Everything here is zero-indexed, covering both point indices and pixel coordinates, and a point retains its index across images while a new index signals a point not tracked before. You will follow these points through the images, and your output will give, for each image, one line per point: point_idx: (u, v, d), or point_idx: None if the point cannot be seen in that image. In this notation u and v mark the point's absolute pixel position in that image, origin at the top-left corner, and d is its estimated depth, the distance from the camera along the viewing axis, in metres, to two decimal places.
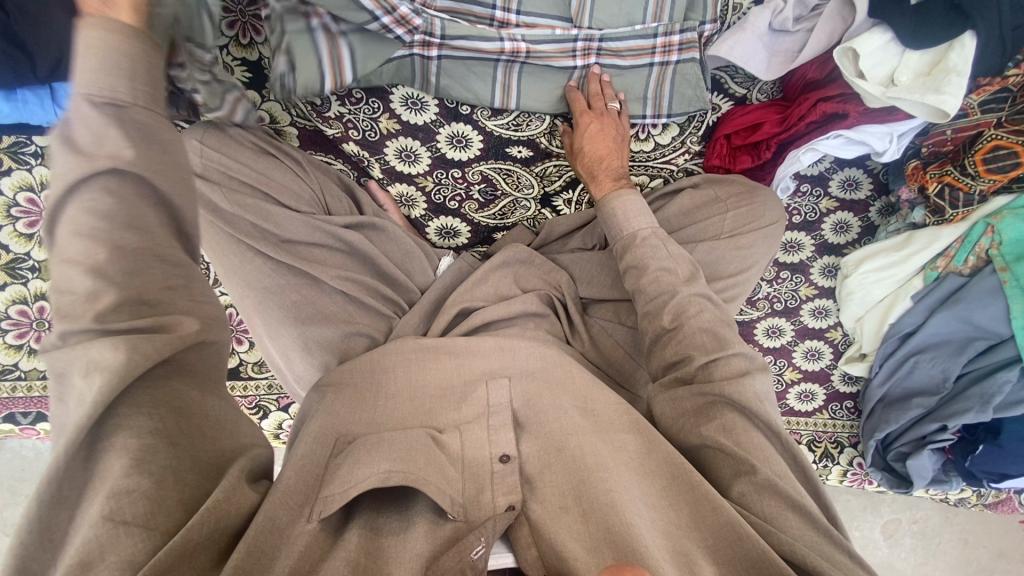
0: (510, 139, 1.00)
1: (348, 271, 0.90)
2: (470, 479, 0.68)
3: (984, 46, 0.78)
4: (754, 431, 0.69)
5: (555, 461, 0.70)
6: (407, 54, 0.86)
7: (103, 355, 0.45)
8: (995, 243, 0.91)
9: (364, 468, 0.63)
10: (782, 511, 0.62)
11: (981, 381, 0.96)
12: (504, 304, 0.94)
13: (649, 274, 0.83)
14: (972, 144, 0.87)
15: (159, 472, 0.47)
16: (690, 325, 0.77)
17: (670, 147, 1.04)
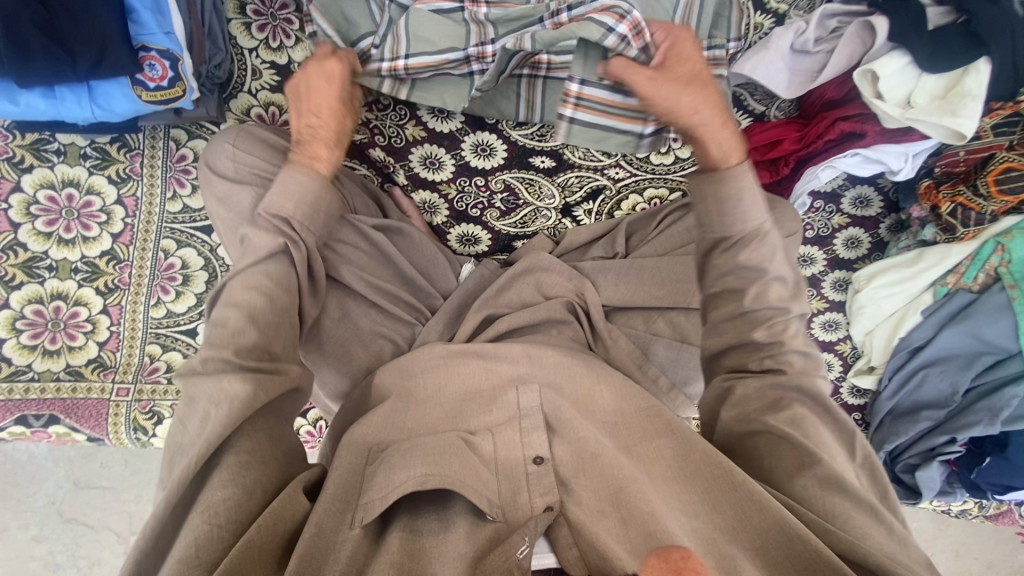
0: (533, 149, 1.02)
1: (375, 274, 0.94)
2: (505, 481, 0.71)
3: (997, 71, 0.83)
4: (820, 425, 0.67)
5: (590, 466, 0.72)
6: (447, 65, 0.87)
7: (235, 386, 0.63)
8: (1005, 261, 0.95)
9: (402, 473, 0.66)
10: (849, 511, 0.59)
11: (990, 394, 0.98)
12: (528, 310, 0.96)
13: (763, 281, 0.71)
14: (985, 165, 0.91)
15: (250, 484, 0.61)
16: (788, 345, 0.70)
17: (689, 161, 1.05)
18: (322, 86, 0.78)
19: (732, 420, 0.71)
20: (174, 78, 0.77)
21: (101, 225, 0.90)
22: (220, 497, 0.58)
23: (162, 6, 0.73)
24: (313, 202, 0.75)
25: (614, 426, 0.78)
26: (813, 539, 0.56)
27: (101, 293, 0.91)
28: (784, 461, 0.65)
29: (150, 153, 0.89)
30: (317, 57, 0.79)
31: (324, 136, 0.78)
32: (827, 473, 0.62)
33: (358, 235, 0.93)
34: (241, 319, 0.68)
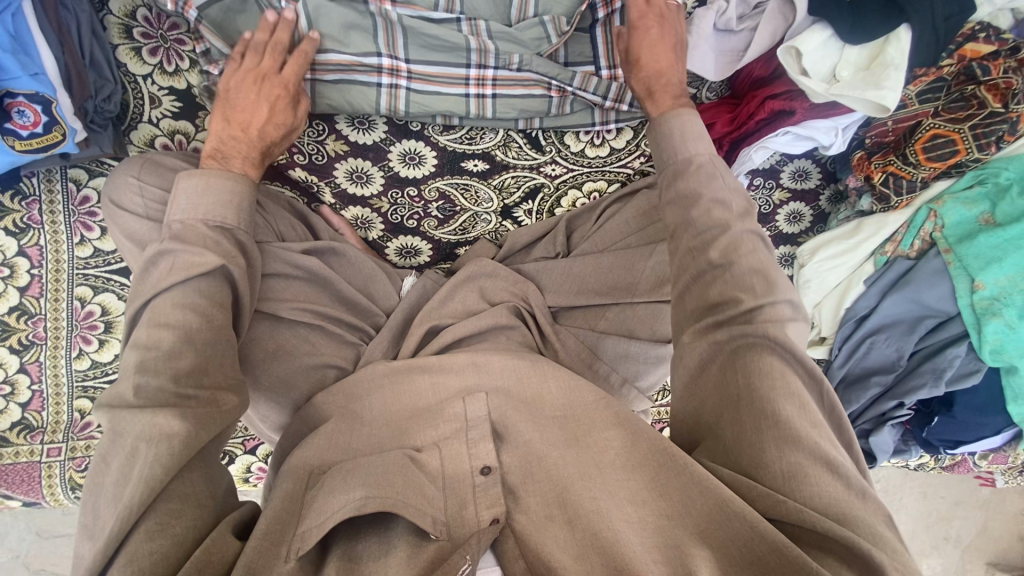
0: (464, 153, 0.98)
1: (309, 302, 0.90)
2: (452, 496, 0.69)
3: (919, 38, 0.83)
4: (791, 375, 0.62)
5: (536, 469, 0.71)
6: (373, 83, 0.87)
7: (168, 423, 0.60)
8: (938, 227, 0.96)
9: (340, 497, 0.64)
10: (821, 474, 0.55)
11: (933, 356, 1.00)
12: (473, 319, 0.94)
13: (701, 204, 0.73)
14: (913, 134, 0.91)
15: (180, 535, 0.57)
16: (741, 264, 0.69)
17: (624, 151, 1.03)
18: (260, 111, 0.78)
19: (700, 377, 0.67)
20: (50, 123, 0.72)
21: (5, 280, 0.84)
22: (144, 551, 0.54)
23: (25, 46, 0.68)
24: (230, 200, 0.74)
25: (562, 424, 0.76)
26: (750, 516, 0.54)
27: (15, 352, 0.85)
28: (740, 423, 0.61)
29: (48, 198, 0.82)
30: (261, 64, 0.78)
31: (248, 150, 0.78)
32: (784, 431, 0.58)
33: (288, 263, 0.88)
34: (177, 340, 0.65)
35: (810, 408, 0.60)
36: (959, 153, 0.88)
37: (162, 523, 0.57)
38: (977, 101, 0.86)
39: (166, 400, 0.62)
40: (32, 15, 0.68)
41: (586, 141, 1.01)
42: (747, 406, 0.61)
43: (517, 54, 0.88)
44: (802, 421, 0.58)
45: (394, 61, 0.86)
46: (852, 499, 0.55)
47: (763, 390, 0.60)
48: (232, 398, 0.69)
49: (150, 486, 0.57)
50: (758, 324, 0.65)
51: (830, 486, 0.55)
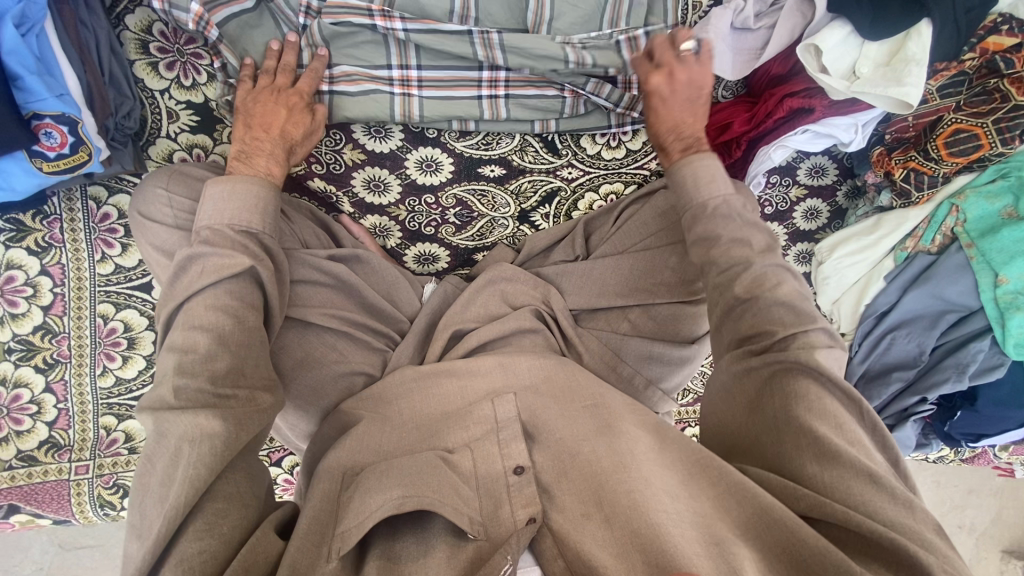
0: (481, 159, 0.98)
1: (338, 308, 0.91)
2: (485, 495, 0.69)
3: (941, 30, 0.82)
4: (828, 397, 0.64)
5: (570, 467, 0.71)
6: (386, 93, 0.87)
7: (209, 422, 0.60)
8: (960, 222, 0.95)
9: (376, 497, 0.64)
10: (861, 485, 0.57)
11: (956, 350, 1.00)
12: (496, 323, 0.94)
13: (720, 246, 0.75)
14: (933, 129, 0.90)
15: (227, 533, 0.58)
16: (767, 298, 0.70)
17: (642, 152, 1.02)
18: (282, 115, 0.78)
19: (742, 404, 0.69)
20: (76, 144, 0.71)
21: (28, 300, 0.83)
22: (195, 550, 0.55)
23: (49, 67, 0.67)
24: (255, 204, 0.73)
25: (592, 415, 0.76)
26: (791, 521, 0.55)
27: (40, 371, 0.85)
28: (780, 439, 0.63)
29: (68, 216, 0.82)
30: (271, 76, 0.79)
31: (270, 149, 0.78)
32: (826, 445, 0.59)
33: (315, 269, 0.89)
34: (213, 343, 0.65)
35: (846, 428, 0.62)
36: (983, 148, 0.88)
37: (208, 524, 0.57)
38: (1000, 94, 0.85)
39: (205, 401, 0.62)
40: (55, 35, 0.68)
41: (603, 143, 1.00)
42: (787, 428, 0.63)
43: (528, 67, 0.88)
44: (841, 438, 0.60)
45: (405, 72, 0.86)
46: (897, 510, 0.56)
47: (804, 407, 0.63)
48: (268, 396, 0.69)
49: (193, 487, 0.57)
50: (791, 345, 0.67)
51: (875, 499, 0.56)
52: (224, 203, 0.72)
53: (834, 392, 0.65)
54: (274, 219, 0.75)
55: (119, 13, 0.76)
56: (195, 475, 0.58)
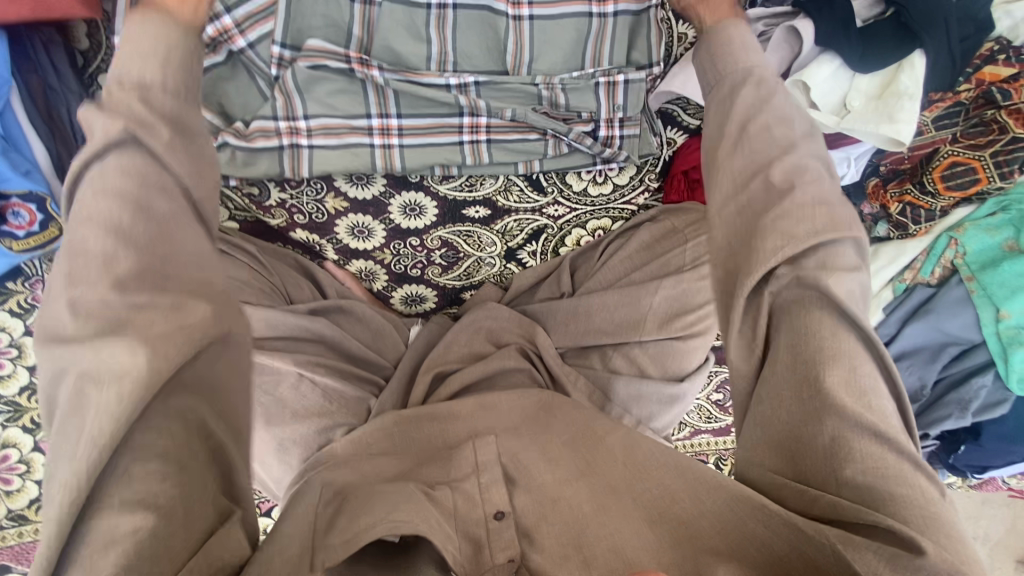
0: (465, 201, 0.97)
1: (319, 356, 0.90)
2: (465, 539, 0.64)
3: (935, 63, 0.80)
4: (844, 336, 0.54)
5: (551, 512, 0.66)
6: (366, 142, 0.85)
7: (118, 349, 0.44)
8: (959, 254, 0.92)
9: (369, 516, 0.57)
10: (865, 447, 0.50)
11: (958, 386, 0.97)
12: (481, 363, 0.93)
13: (759, 120, 0.61)
14: (929, 161, 0.87)
15: (167, 505, 0.45)
16: (807, 187, 0.57)
17: (628, 187, 1.01)
18: None
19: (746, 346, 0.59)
20: (46, 220, 0.75)
21: (14, 360, 0.83)
22: (128, 527, 0.42)
23: (17, 143, 0.70)
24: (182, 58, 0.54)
25: (573, 455, 0.74)
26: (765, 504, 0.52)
27: (28, 431, 0.86)
28: (779, 389, 0.55)
29: (49, 276, 0.82)
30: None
31: None
32: (827, 404, 0.52)
33: (292, 324, 0.88)
34: (107, 240, 0.47)
35: (859, 377, 0.53)
36: (981, 182, 0.84)
37: (141, 493, 0.44)
38: (997, 126, 0.81)
39: (111, 317, 0.45)
40: (22, 110, 0.69)
41: (588, 180, 0.98)
42: (794, 376, 0.54)
43: (510, 108, 0.86)
44: (848, 393, 0.52)
45: (385, 120, 0.85)
46: (903, 469, 0.49)
47: (809, 353, 0.53)
48: (202, 309, 0.50)
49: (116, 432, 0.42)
50: (802, 267, 0.56)
51: (880, 460, 0.49)
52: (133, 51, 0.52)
53: (852, 330, 0.54)
54: (179, 60, 0.54)
55: (93, 73, 0.75)
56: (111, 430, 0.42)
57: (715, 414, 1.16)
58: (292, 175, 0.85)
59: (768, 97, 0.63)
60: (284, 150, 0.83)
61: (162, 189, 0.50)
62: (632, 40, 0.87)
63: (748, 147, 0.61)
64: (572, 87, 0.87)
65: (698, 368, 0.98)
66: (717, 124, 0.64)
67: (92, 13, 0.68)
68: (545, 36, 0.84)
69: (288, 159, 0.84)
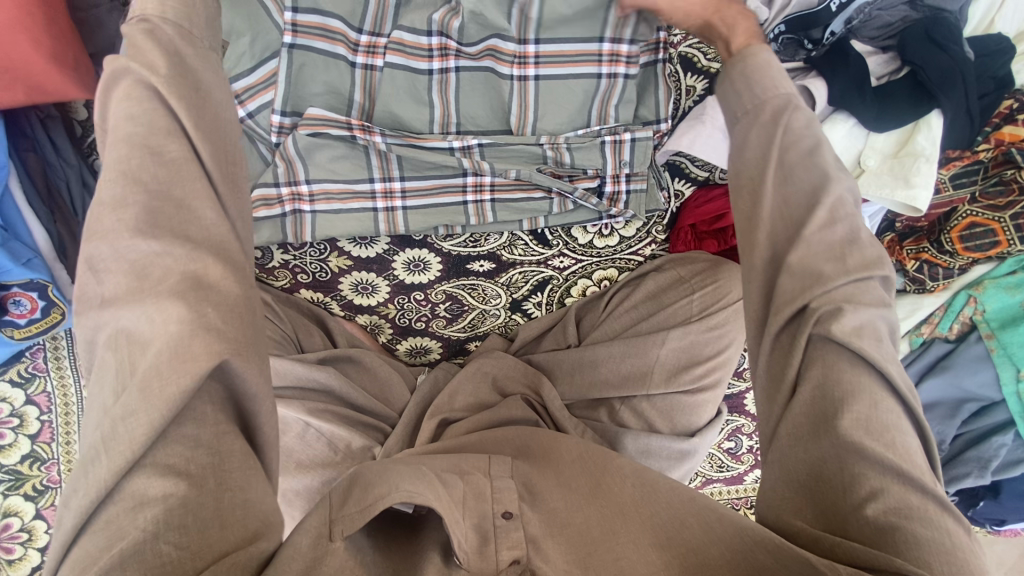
0: (469, 256, 0.95)
1: (325, 403, 0.88)
2: (472, 528, 0.62)
3: (952, 121, 0.77)
4: (863, 373, 0.54)
5: (562, 531, 0.65)
6: (369, 206, 0.84)
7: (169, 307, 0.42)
8: (978, 311, 0.90)
9: (388, 483, 0.57)
10: (888, 485, 0.50)
11: (977, 443, 0.95)
12: (486, 412, 0.92)
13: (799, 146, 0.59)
14: (946, 220, 0.85)
15: (199, 474, 0.42)
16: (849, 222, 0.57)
17: (634, 239, 0.98)
18: None
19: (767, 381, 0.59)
20: (47, 305, 0.74)
21: (14, 429, 0.83)
22: (158, 491, 0.41)
23: (16, 229, 0.69)
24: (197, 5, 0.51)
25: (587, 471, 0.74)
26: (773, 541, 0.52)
27: (30, 498, 0.86)
28: (798, 424, 0.55)
29: (52, 348, 0.81)
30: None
31: None
32: (844, 441, 0.51)
33: (299, 379, 0.86)
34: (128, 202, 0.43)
35: (879, 416, 0.53)
36: (1000, 245, 0.82)
37: (173, 459, 0.42)
38: (1017, 186, 0.80)
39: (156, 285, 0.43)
40: (20, 195, 0.69)
41: (594, 232, 0.96)
42: (814, 418, 0.54)
43: (514, 168, 0.84)
44: (869, 432, 0.51)
45: (388, 184, 0.83)
46: (927, 508, 0.49)
47: (831, 392, 0.53)
48: (232, 284, 0.46)
49: (173, 399, 0.41)
50: (832, 298, 0.55)
51: (901, 498, 0.49)
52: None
53: (873, 370, 0.54)
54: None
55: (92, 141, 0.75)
56: (171, 392, 0.41)
57: (727, 463, 1.16)
58: (296, 239, 0.85)
59: (812, 122, 0.60)
60: (287, 216, 0.82)
61: (171, 132, 0.46)
62: (640, 96, 0.84)
63: (789, 180, 0.59)
64: (578, 145, 0.84)
65: (710, 423, 0.96)
66: (764, 141, 0.61)
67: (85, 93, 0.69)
68: (548, 95, 0.82)
69: (290, 224, 0.83)
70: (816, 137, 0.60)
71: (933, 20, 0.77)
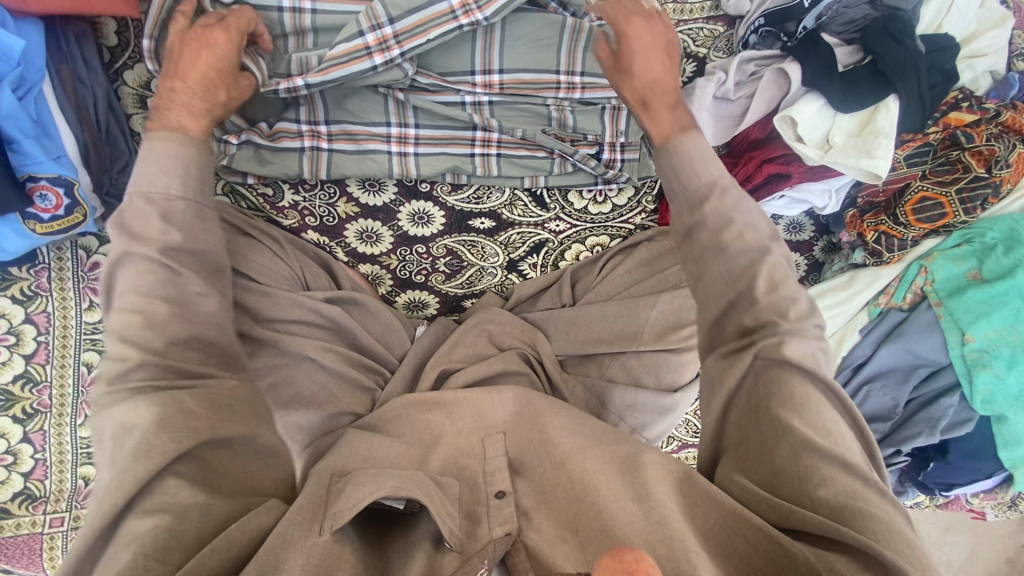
0: (472, 212, 1.00)
1: (330, 345, 0.91)
2: (465, 516, 0.69)
3: (906, 105, 0.88)
4: (809, 385, 0.64)
5: (552, 495, 0.70)
6: (383, 150, 0.90)
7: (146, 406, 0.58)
8: (928, 282, 1.00)
9: (367, 486, 0.64)
10: (835, 471, 0.58)
11: (927, 406, 1.04)
12: (484, 363, 0.96)
13: (734, 229, 0.69)
14: (901, 196, 0.95)
15: (180, 508, 0.55)
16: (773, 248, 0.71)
17: (626, 207, 1.05)
18: (206, 66, 0.70)
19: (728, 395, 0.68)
20: (71, 205, 0.76)
21: (9, 348, 0.85)
22: (146, 527, 0.52)
23: (46, 129, 0.72)
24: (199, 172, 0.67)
25: (586, 429, 0.78)
26: (753, 522, 0.57)
27: (19, 421, 0.89)
28: (760, 431, 0.63)
29: (56, 266, 0.84)
30: (212, 18, 0.73)
31: (185, 96, 0.69)
32: (799, 438, 0.60)
33: (310, 312, 0.90)
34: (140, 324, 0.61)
35: (824, 416, 0.62)
36: (946, 216, 0.93)
37: (160, 502, 0.54)
38: (962, 165, 0.91)
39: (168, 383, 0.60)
40: (52, 98, 0.72)
41: (589, 199, 1.03)
42: (772, 421, 0.62)
43: (520, 128, 0.92)
44: (815, 430, 0.60)
45: (402, 130, 0.90)
46: (868, 492, 0.57)
47: (781, 396, 0.63)
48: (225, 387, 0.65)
49: (162, 458, 0.56)
50: (772, 332, 0.65)
51: (846, 484, 0.57)
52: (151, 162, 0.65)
53: (815, 383, 0.64)
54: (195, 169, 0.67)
55: (118, 68, 0.79)
56: (158, 453, 0.56)
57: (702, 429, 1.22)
58: (310, 178, 0.89)
59: (739, 201, 0.70)
60: (304, 152, 0.87)
61: (170, 294, 0.63)
62: None
63: (726, 253, 0.68)
64: (580, 110, 0.93)
65: (691, 381, 1.02)
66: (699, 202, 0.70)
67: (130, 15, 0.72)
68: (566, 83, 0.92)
69: (307, 161, 0.87)
70: (742, 216, 0.70)
71: (891, 18, 0.89)
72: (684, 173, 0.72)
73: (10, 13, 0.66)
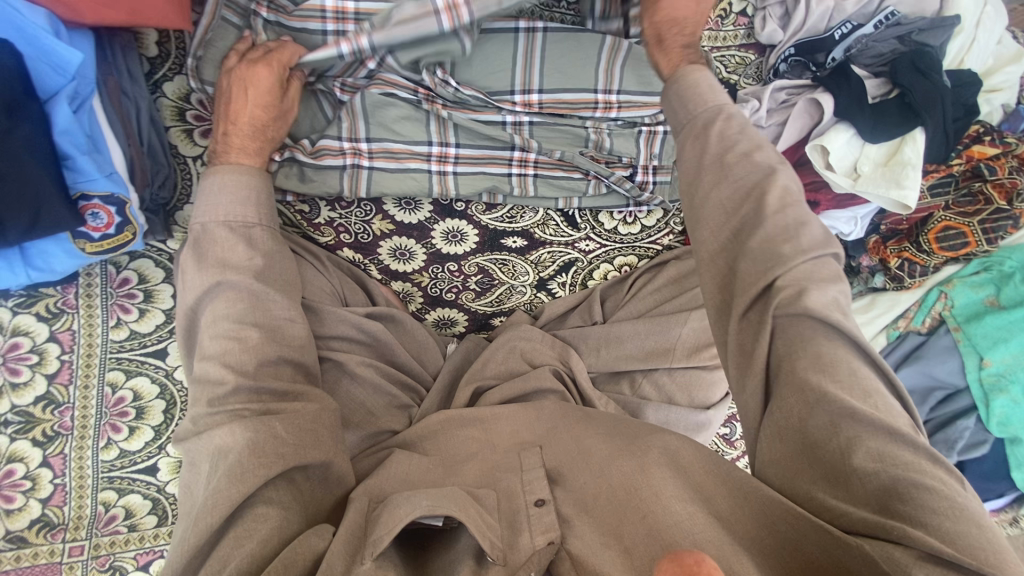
0: (504, 231, 1.00)
1: (368, 361, 0.90)
2: (506, 525, 0.68)
3: (932, 137, 0.92)
4: (835, 339, 0.57)
5: (595, 505, 0.68)
6: (424, 168, 0.89)
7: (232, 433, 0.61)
8: (948, 307, 1.04)
9: (404, 508, 0.62)
10: (887, 444, 0.52)
11: (944, 426, 1.06)
12: (517, 380, 0.95)
13: (737, 150, 0.68)
14: (925, 224, 0.99)
15: (265, 534, 0.57)
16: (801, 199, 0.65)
17: (655, 229, 1.06)
18: (255, 108, 0.74)
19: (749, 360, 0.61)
20: (122, 222, 0.76)
21: (32, 367, 0.85)
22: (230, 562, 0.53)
23: (98, 144, 0.71)
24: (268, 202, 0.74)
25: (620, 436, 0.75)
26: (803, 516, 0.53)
27: (38, 444, 0.87)
28: (788, 403, 0.57)
29: (86, 284, 0.86)
30: (259, 52, 0.75)
31: (238, 140, 0.74)
32: (840, 408, 0.53)
33: (351, 327, 0.88)
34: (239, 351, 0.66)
35: (859, 374, 0.56)
36: (969, 245, 0.97)
37: (251, 531, 0.56)
38: (983, 197, 0.96)
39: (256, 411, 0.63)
40: (101, 112, 0.71)
41: (620, 219, 1.03)
42: (805, 390, 0.56)
43: (559, 150, 0.92)
44: (852, 394, 0.54)
45: (443, 148, 0.89)
46: (921, 463, 0.51)
47: (813, 360, 0.56)
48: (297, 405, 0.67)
49: (248, 487, 0.58)
50: (793, 276, 0.59)
51: (895, 454, 0.51)
52: (231, 197, 0.71)
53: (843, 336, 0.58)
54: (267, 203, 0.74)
55: (158, 80, 0.79)
56: (250, 479, 0.58)
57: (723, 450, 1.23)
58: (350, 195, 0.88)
59: (744, 127, 0.69)
60: (346, 169, 0.86)
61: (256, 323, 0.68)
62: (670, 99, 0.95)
63: (731, 175, 0.67)
64: (617, 133, 0.93)
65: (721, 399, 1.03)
66: (706, 152, 0.70)
67: (180, 28, 0.72)
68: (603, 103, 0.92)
69: (348, 178, 0.87)
70: (748, 138, 0.69)
71: (919, 52, 0.91)
72: (688, 110, 0.73)
73: (63, 24, 0.66)
